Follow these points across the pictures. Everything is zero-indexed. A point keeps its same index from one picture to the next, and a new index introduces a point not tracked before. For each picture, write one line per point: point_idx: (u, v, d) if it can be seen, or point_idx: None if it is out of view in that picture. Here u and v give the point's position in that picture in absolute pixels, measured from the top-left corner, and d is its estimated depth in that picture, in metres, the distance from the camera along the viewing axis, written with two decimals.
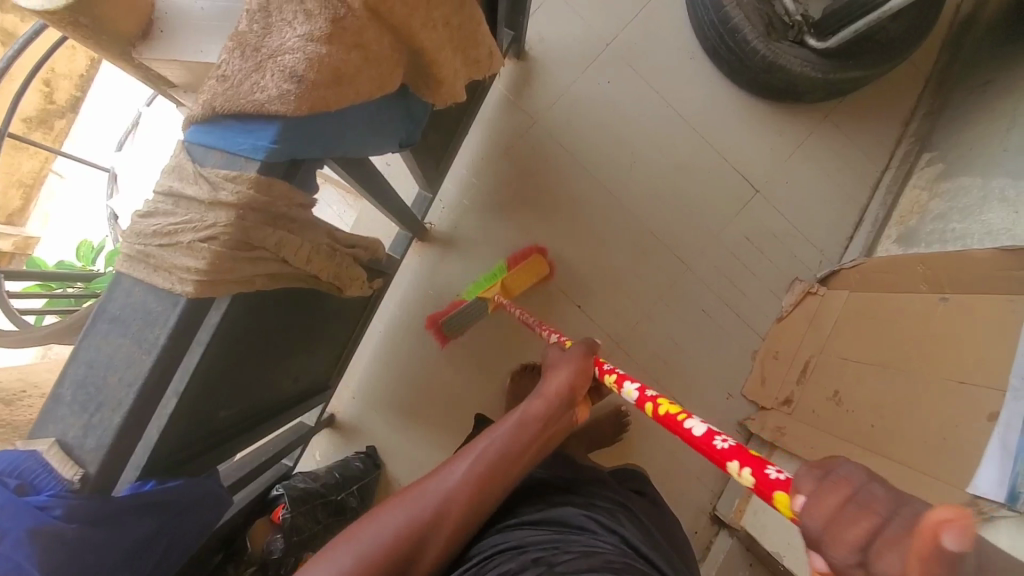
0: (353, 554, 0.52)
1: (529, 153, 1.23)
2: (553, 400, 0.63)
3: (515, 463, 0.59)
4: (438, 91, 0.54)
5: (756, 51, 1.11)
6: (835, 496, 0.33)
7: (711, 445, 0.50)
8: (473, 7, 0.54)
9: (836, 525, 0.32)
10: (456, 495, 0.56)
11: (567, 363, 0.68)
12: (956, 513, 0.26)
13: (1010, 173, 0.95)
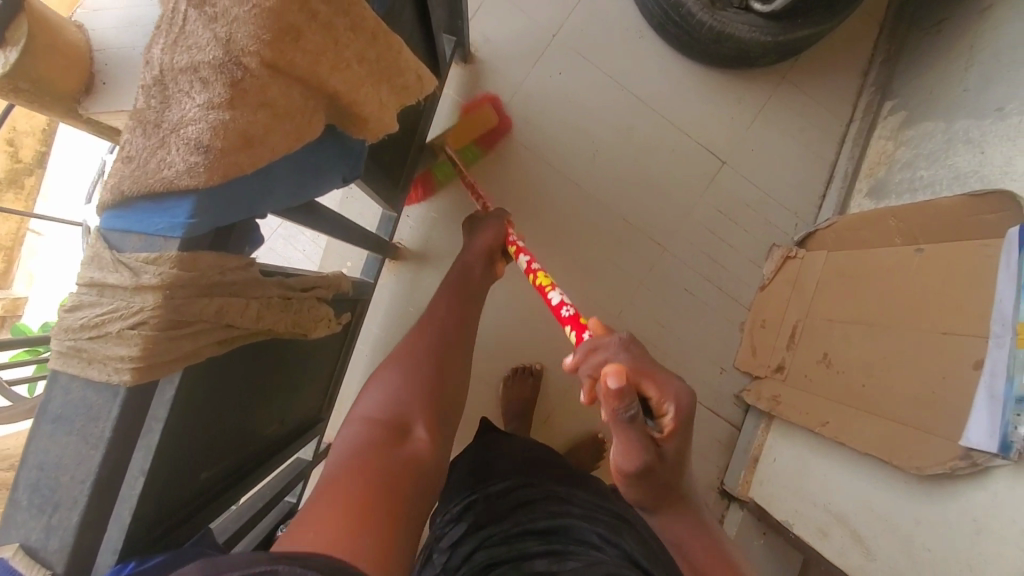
0: (397, 375, 0.75)
1: (490, 156, 1.21)
2: (480, 254, 0.95)
3: (468, 292, 0.91)
4: (365, 126, 0.53)
5: (703, 23, 1.09)
6: (593, 358, 0.49)
7: (560, 311, 0.67)
8: (388, 37, 0.52)
9: (592, 366, 0.49)
10: (448, 319, 0.85)
11: (484, 229, 0.97)
12: (616, 368, 0.44)
13: (971, 113, 0.94)
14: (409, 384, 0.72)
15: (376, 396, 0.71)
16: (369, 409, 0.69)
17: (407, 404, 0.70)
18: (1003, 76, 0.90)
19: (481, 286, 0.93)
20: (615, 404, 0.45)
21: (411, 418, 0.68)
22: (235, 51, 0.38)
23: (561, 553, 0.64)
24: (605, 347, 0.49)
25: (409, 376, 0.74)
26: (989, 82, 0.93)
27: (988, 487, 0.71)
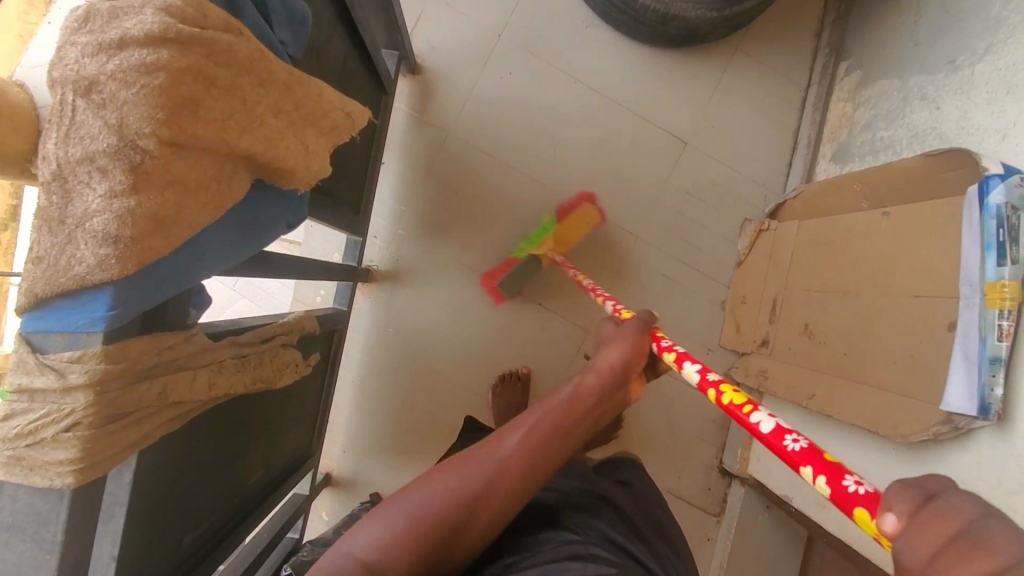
0: (405, 511, 0.48)
1: (452, 167, 1.20)
2: (607, 375, 0.57)
3: (568, 437, 0.53)
4: (295, 177, 0.52)
5: (647, 6, 1.07)
6: (929, 509, 0.26)
7: (781, 444, 0.46)
8: (303, 82, 0.51)
9: (928, 528, 0.26)
10: (517, 464, 0.50)
11: (622, 338, 0.62)
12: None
13: (924, 69, 0.93)
14: (417, 539, 0.47)
15: (374, 522, 0.48)
16: (355, 546, 0.46)
17: (398, 568, 0.45)
18: (952, 28, 0.88)
19: (595, 428, 0.56)
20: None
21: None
22: (129, 135, 0.36)
23: (528, 541, 0.63)
24: (963, 504, 0.26)
25: (429, 525, 0.47)
26: (937, 34, 0.91)
27: (973, 448, 0.71)
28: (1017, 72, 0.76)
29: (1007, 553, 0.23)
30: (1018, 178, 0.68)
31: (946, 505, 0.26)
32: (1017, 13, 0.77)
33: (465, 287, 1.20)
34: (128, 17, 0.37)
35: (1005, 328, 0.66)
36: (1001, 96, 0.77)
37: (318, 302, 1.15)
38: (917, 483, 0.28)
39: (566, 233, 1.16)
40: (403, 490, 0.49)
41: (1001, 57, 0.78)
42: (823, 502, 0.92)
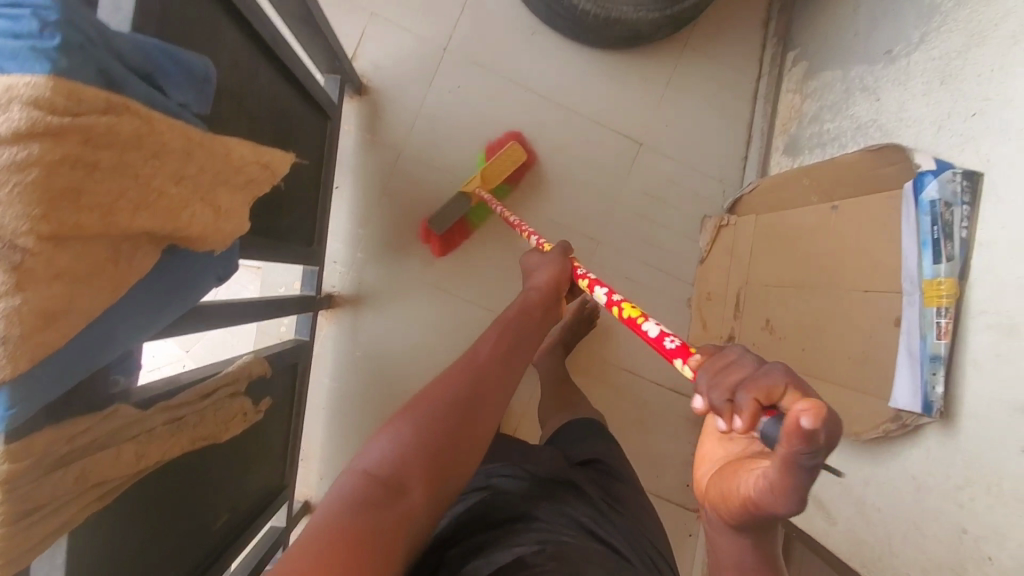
0: (412, 423, 0.57)
1: (407, 185, 1.19)
2: (541, 294, 0.81)
3: (518, 348, 0.71)
4: (206, 242, 0.51)
5: (587, 12, 1.06)
6: (748, 389, 0.33)
7: (661, 344, 0.54)
8: (206, 144, 0.50)
9: (728, 379, 0.36)
10: (487, 362, 0.66)
11: (549, 263, 0.85)
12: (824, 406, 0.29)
13: (864, 59, 0.92)
14: (427, 434, 0.56)
15: (385, 440, 0.56)
16: (369, 460, 0.55)
17: (417, 460, 0.54)
18: (888, 17, 0.87)
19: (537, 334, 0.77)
20: (805, 450, 0.28)
21: (415, 483, 0.53)
22: (6, 236, 0.36)
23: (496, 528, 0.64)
24: (755, 360, 0.36)
25: (432, 421, 0.57)
26: (875, 23, 0.90)
27: (922, 445, 0.72)
28: (952, 62, 0.75)
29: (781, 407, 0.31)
30: (950, 174, 0.69)
31: (744, 363, 0.36)
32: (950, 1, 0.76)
33: (430, 305, 1.20)
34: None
35: (943, 326, 0.68)
36: (937, 87, 0.77)
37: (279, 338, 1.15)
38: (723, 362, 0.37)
39: (491, 171, 1.14)
40: (401, 413, 0.59)
41: (936, 47, 0.78)
42: None
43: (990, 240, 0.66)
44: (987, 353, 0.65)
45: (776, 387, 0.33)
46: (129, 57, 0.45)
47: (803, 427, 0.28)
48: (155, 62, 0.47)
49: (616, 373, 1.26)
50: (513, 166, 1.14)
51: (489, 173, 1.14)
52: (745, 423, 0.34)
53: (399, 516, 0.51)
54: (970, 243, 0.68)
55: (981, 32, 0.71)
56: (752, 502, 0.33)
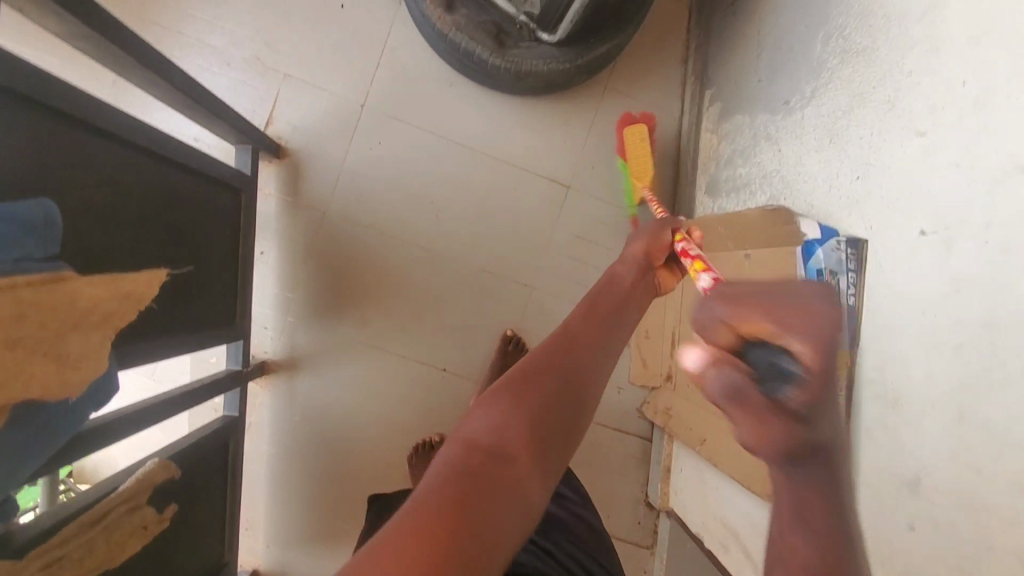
0: (518, 386, 0.47)
1: (335, 246, 1.18)
2: (631, 266, 0.73)
3: (622, 313, 0.62)
4: (48, 401, 0.50)
5: (497, 67, 1.06)
6: (726, 316, 0.41)
7: None
8: (45, 295, 0.48)
9: (716, 330, 0.42)
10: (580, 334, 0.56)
11: (644, 232, 0.80)
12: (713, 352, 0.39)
13: (767, 107, 0.91)
14: (534, 408, 0.46)
15: (490, 407, 0.45)
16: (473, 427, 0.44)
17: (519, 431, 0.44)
18: (785, 67, 0.87)
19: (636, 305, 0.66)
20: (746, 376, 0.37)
21: (521, 448, 0.43)
22: None
23: None
24: (735, 295, 0.41)
25: (541, 394, 0.47)
26: (775, 73, 0.90)
27: None
28: (838, 121, 0.74)
29: (751, 319, 0.39)
30: (834, 242, 0.70)
31: (710, 306, 0.42)
32: (834, 58, 0.75)
33: (367, 364, 1.19)
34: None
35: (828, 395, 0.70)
36: (826, 145, 0.76)
37: (212, 412, 1.14)
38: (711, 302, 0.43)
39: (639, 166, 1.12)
40: (503, 382, 0.49)
41: (824, 104, 0.77)
42: (727, 546, 0.96)
43: (878, 308, 0.66)
44: (880, 425, 0.65)
45: (782, 306, 0.38)
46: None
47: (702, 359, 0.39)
48: None
49: None
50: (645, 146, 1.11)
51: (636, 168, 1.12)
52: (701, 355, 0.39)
53: (510, 493, 0.40)
54: (857, 310, 0.68)
55: (861, 94, 0.70)
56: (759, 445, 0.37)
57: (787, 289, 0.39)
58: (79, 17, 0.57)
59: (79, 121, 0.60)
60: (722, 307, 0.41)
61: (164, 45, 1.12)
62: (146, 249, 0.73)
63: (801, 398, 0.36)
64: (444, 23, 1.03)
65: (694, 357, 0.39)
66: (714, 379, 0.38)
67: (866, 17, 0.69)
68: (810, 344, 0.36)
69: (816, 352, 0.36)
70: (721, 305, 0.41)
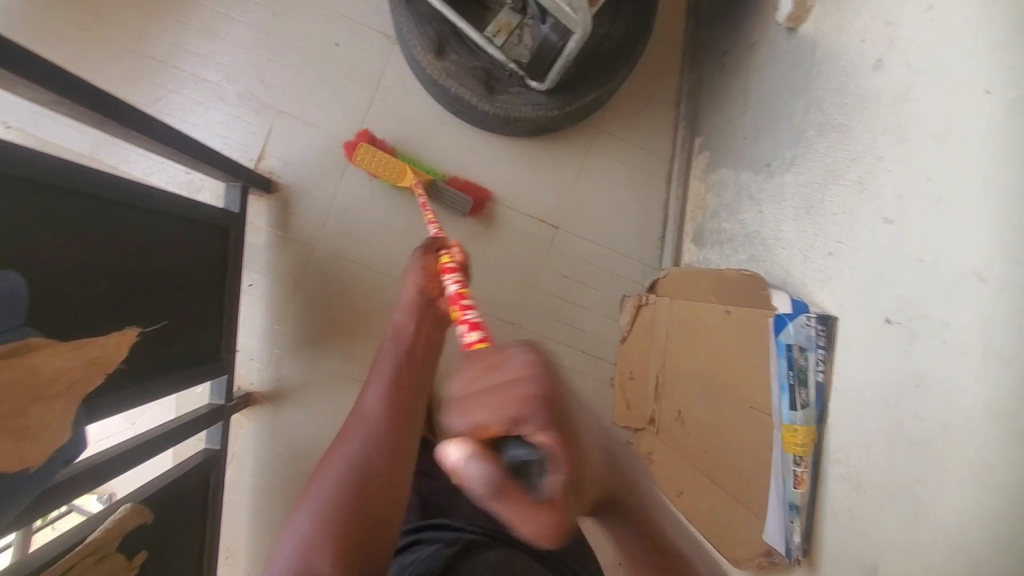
0: (309, 515, 0.63)
1: (322, 280, 1.19)
2: (412, 307, 0.84)
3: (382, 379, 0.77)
4: (6, 476, 0.51)
5: (487, 112, 1.07)
6: (502, 388, 0.36)
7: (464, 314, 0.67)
8: (6, 371, 0.49)
9: (481, 414, 0.36)
10: (377, 412, 0.73)
11: (415, 268, 0.86)
12: (471, 444, 0.36)
13: (751, 166, 0.91)
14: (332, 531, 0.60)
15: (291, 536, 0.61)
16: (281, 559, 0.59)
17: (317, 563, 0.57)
18: (768, 128, 0.87)
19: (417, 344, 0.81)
20: (490, 476, 0.34)
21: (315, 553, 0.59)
22: None
23: None
24: (478, 387, 0.37)
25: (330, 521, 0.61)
26: (759, 132, 0.90)
27: None
28: (813, 193, 0.74)
29: (488, 415, 0.35)
30: (805, 317, 0.68)
31: (458, 404, 0.38)
32: (813, 129, 0.75)
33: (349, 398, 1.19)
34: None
35: (799, 474, 0.68)
36: (803, 216, 0.76)
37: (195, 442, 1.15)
38: (481, 368, 0.38)
39: (396, 174, 1.12)
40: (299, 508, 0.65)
41: (802, 173, 0.77)
42: None
43: (846, 388, 0.65)
44: (843, 506, 0.64)
45: (502, 388, 0.36)
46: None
47: (460, 467, 0.36)
48: None
49: None
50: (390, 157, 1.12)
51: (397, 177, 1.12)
52: (463, 459, 0.35)
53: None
54: (826, 388, 0.67)
55: (836, 170, 0.70)
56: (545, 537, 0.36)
57: (512, 364, 0.37)
58: (48, 85, 0.58)
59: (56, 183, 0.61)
60: (460, 385, 0.39)
61: (158, 79, 1.14)
62: (120, 298, 0.74)
63: (557, 481, 0.35)
64: (433, 68, 1.04)
65: (453, 453, 0.36)
66: (466, 474, 0.35)
67: (842, 95, 0.70)
68: (543, 428, 0.34)
69: (546, 428, 0.34)
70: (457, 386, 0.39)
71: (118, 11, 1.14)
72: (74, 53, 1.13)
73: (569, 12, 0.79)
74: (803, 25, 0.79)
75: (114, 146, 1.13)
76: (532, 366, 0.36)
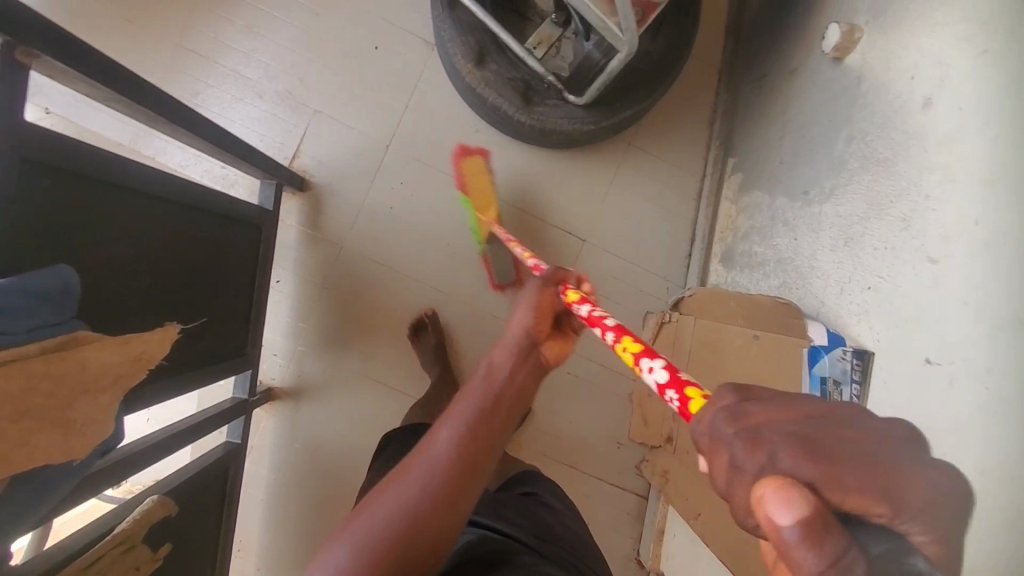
0: (352, 542, 0.47)
1: (348, 280, 1.20)
2: (512, 348, 0.57)
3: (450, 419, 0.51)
4: (50, 467, 0.52)
5: (523, 123, 1.07)
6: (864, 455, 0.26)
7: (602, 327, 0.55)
8: (58, 366, 0.50)
9: (850, 482, 0.25)
10: (447, 464, 0.48)
11: (526, 298, 0.61)
12: (817, 500, 0.25)
13: (787, 192, 0.91)
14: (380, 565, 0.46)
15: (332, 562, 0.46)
16: None
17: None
18: (807, 156, 0.87)
19: (509, 408, 0.53)
20: (860, 563, 0.24)
21: None
22: None
23: None
24: (791, 423, 0.28)
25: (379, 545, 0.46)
26: (797, 159, 0.89)
27: None
28: (854, 226, 0.73)
29: (861, 476, 0.25)
30: (840, 351, 0.68)
31: (771, 447, 0.27)
32: (855, 161, 0.75)
33: (369, 398, 1.20)
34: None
35: None
36: (841, 247, 0.75)
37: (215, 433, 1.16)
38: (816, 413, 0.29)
39: (480, 197, 1.21)
40: (338, 535, 0.48)
41: (843, 204, 0.76)
42: None
43: None
44: None
45: (887, 468, 0.26)
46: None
47: (789, 521, 0.24)
48: (11, 297, 0.48)
49: (555, 467, 1.24)
50: (484, 176, 1.20)
51: (478, 201, 1.20)
52: (797, 516, 0.24)
53: None
54: None
55: (879, 205, 0.69)
56: None
57: (859, 428, 0.28)
58: (112, 87, 0.59)
59: (110, 179, 0.62)
60: (777, 420, 0.28)
61: (197, 73, 1.14)
62: (160, 293, 0.75)
63: None
64: (472, 77, 1.05)
65: (785, 518, 0.25)
66: (810, 547, 0.24)
67: (888, 129, 0.69)
68: (923, 526, 0.25)
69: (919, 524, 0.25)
70: (753, 426, 0.28)
71: (161, 3, 1.14)
72: (113, 41, 1.13)
73: (617, 32, 0.80)
74: (849, 56, 0.79)
75: (152, 139, 1.14)
76: (912, 444, 0.28)
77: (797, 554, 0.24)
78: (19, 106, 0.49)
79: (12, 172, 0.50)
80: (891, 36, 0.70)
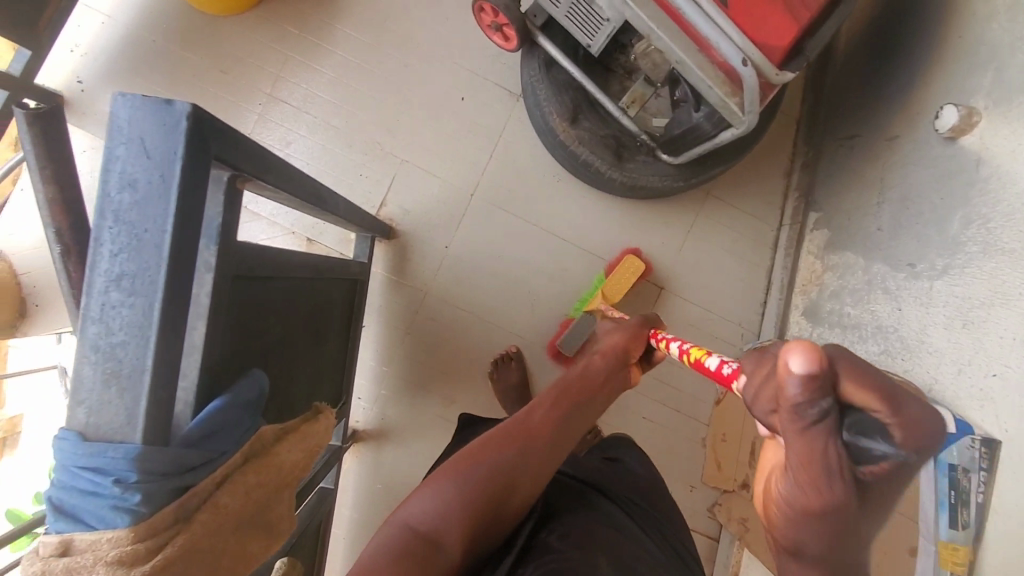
0: (457, 482, 0.56)
1: (430, 325, 1.22)
2: (608, 359, 0.69)
3: (552, 407, 0.62)
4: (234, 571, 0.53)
5: (614, 178, 1.10)
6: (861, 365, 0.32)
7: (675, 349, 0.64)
8: (264, 472, 0.53)
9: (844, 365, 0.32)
10: (541, 429, 0.60)
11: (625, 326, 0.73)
12: (810, 347, 0.31)
13: (887, 260, 0.93)
14: (482, 486, 0.56)
15: (432, 495, 0.55)
16: (414, 515, 0.54)
17: (458, 522, 0.53)
18: (913, 228, 0.89)
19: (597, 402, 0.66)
20: (808, 399, 0.31)
21: (452, 540, 0.53)
22: None
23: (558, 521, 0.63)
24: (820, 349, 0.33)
25: (479, 487, 0.56)
26: (900, 229, 0.91)
27: None
28: (974, 309, 0.75)
29: (862, 373, 0.31)
30: (969, 439, 0.69)
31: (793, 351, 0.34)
32: (974, 244, 0.77)
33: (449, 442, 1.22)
34: (82, 572, 0.40)
35: None
36: (958, 327, 0.77)
37: None
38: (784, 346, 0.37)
39: (615, 290, 1.15)
40: (444, 473, 0.57)
41: (960, 284, 0.78)
42: None
43: (1009, 512, 0.66)
44: None
45: (884, 386, 0.31)
46: (191, 449, 0.45)
47: (792, 369, 0.31)
48: (234, 415, 0.50)
49: None
50: (634, 279, 1.16)
51: (609, 288, 1.15)
52: (800, 360, 0.31)
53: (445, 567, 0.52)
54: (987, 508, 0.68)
55: (1004, 293, 0.71)
56: (796, 468, 0.33)
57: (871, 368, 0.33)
58: (296, 195, 0.61)
59: (277, 271, 0.65)
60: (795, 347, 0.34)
61: (289, 123, 1.17)
62: (296, 365, 0.78)
63: (868, 467, 0.32)
64: (567, 134, 1.07)
65: (797, 362, 0.31)
66: (801, 389, 0.30)
67: (1014, 219, 0.71)
68: (895, 422, 0.31)
69: (900, 430, 0.31)
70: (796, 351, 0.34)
71: (256, 54, 1.17)
72: (210, 92, 1.16)
73: (737, 111, 0.81)
74: (966, 138, 0.80)
75: None
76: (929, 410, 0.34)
77: (792, 390, 0.31)
78: (233, 227, 0.50)
79: (223, 291, 0.50)
80: (1018, 127, 0.72)
